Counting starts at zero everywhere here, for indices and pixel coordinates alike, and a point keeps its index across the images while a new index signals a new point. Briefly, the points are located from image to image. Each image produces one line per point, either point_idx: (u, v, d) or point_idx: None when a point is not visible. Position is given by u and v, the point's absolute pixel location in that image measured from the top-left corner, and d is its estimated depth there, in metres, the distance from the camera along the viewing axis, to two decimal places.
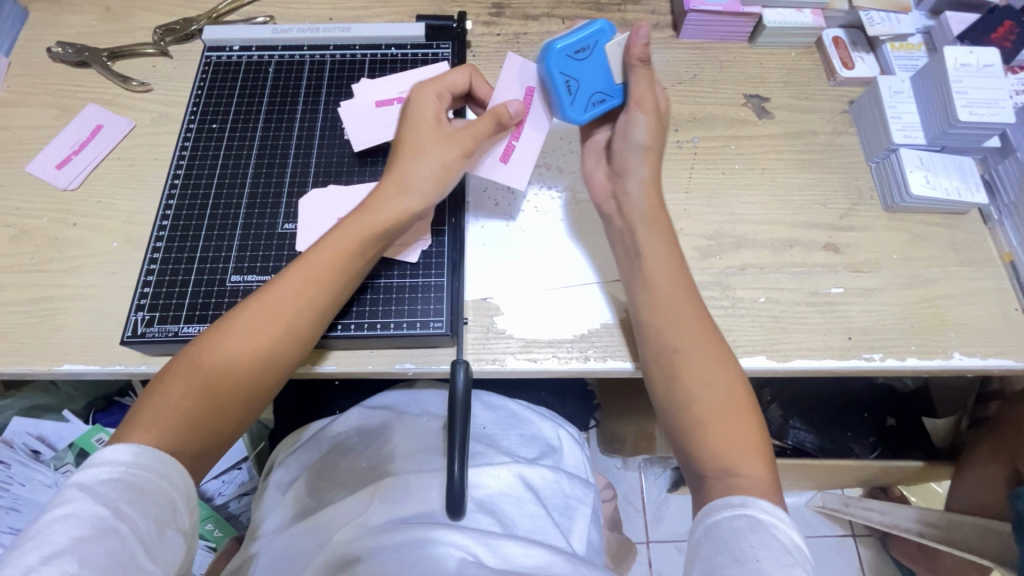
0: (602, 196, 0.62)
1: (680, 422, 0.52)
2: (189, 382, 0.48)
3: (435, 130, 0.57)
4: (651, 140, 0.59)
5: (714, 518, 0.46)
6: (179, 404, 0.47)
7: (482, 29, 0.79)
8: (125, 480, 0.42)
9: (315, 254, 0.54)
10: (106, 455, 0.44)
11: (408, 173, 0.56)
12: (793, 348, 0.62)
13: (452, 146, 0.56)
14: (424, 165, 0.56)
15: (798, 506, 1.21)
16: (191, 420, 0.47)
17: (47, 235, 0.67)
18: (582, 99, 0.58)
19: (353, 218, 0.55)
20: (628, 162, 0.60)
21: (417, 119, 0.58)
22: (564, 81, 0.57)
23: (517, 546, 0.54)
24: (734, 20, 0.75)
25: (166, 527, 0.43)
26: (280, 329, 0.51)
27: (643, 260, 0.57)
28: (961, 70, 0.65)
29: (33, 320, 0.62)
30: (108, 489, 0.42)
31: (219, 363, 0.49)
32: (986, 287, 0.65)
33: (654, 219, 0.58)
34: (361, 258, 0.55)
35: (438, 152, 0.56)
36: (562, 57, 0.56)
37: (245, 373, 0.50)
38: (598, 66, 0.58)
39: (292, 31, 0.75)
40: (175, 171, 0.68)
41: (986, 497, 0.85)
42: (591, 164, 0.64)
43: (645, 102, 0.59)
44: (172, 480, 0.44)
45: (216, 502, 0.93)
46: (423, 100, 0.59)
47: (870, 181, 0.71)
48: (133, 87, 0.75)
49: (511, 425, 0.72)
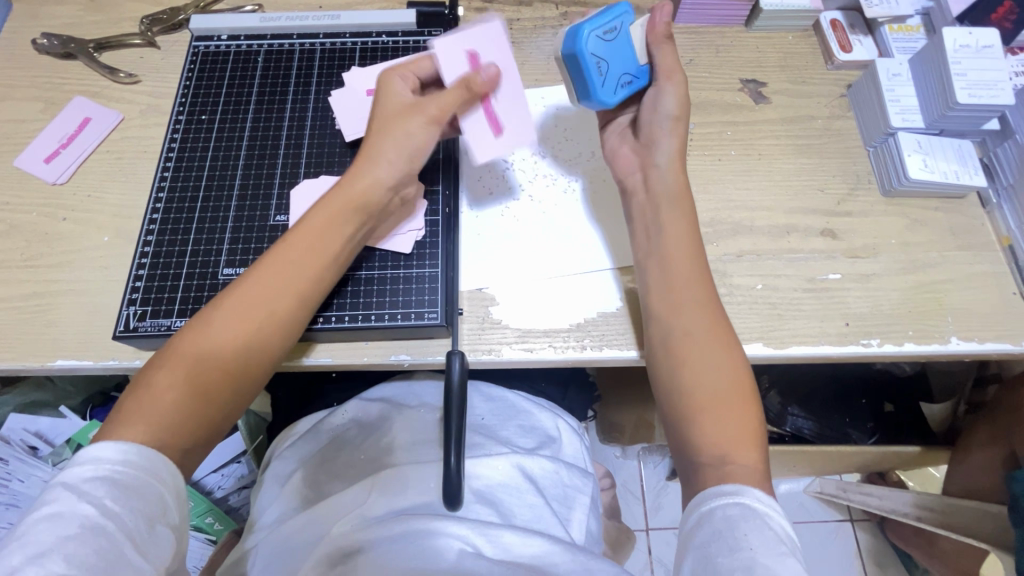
0: (625, 171, 0.62)
1: (676, 410, 0.51)
2: (174, 373, 0.48)
3: (404, 103, 0.58)
4: (680, 110, 0.59)
5: (708, 506, 0.46)
6: (166, 397, 0.47)
7: (475, 16, 0.77)
8: (113, 479, 0.42)
9: (296, 239, 0.54)
10: (93, 453, 0.43)
11: (378, 148, 0.56)
12: (790, 335, 0.61)
13: (420, 114, 0.57)
14: (393, 137, 0.56)
15: (796, 492, 1.22)
16: (178, 412, 0.47)
17: (38, 230, 0.66)
18: (611, 81, 0.58)
19: (331, 199, 0.55)
20: (657, 132, 0.59)
21: (384, 99, 0.59)
22: (595, 63, 0.57)
23: (516, 536, 0.54)
24: (730, 3, 0.74)
25: (156, 524, 0.43)
26: (265, 316, 0.51)
27: (662, 238, 0.56)
28: (960, 52, 0.64)
29: (25, 316, 0.62)
30: (95, 488, 0.41)
31: (204, 352, 0.49)
32: (984, 271, 0.65)
33: (678, 196, 0.57)
34: (342, 240, 0.55)
35: (408, 120, 0.57)
36: (594, 38, 0.56)
37: (232, 359, 0.49)
38: (625, 46, 0.58)
39: (281, 19, 0.74)
40: (165, 163, 0.67)
41: (982, 480, 0.85)
42: (615, 142, 0.64)
43: (675, 75, 0.59)
44: (161, 476, 0.44)
45: (216, 496, 0.92)
46: (388, 81, 0.59)
47: (869, 165, 0.70)
48: (120, 79, 0.74)
49: (508, 416, 0.71)
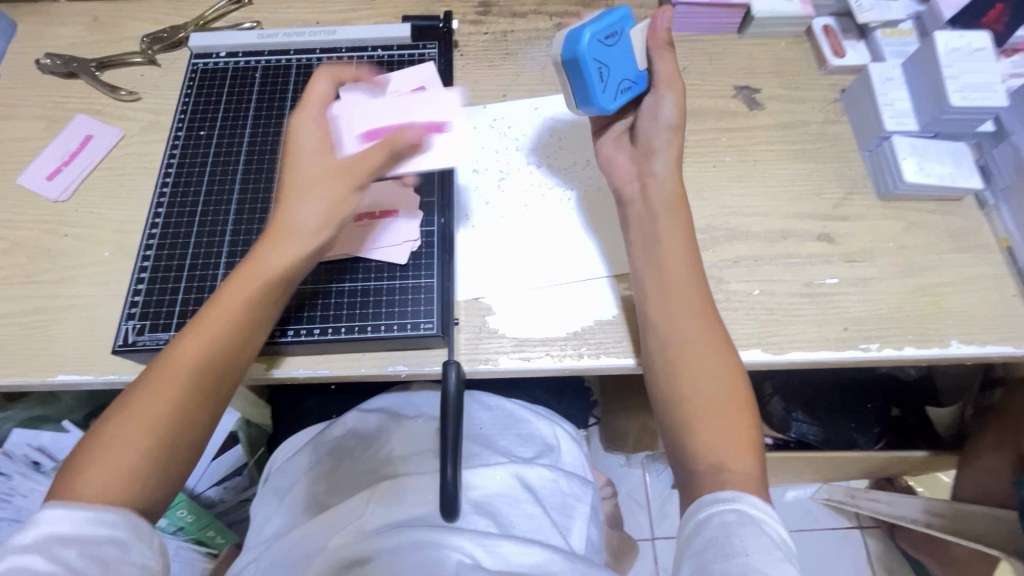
0: (622, 180, 0.61)
1: (674, 417, 0.51)
2: (94, 475, 0.42)
3: (321, 160, 0.53)
4: (678, 119, 0.60)
5: (704, 513, 0.46)
6: (123, 469, 0.43)
7: (470, 29, 0.78)
8: (63, 530, 0.40)
9: (212, 311, 0.49)
10: (37, 515, 0.41)
11: (298, 210, 0.52)
12: (788, 340, 0.61)
13: (343, 175, 0.52)
14: (313, 198, 0.52)
15: (803, 499, 1.20)
16: (139, 480, 0.43)
17: (40, 246, 0.67)
18: (611, 87, 0.58)
19: (247, 268, 0.51)
20: (655, 142, 0.60)
21: (299, 155, 0.54)
22: (597, 68, 0.56)
23: (514, 546, 0.54)
24: (722, 11, 0.74)
25: (113, 566, 0.40)
26: (187, 397, 0.46)
27: (660, 247, 0.56)
28: (952, 55, 0.64)
29: (26, 331, 0.62)
30: (42, 542, 0.39)
31: (122, 446, 0.43)
32: (983, 273, 0.64)
33: (677, 205, 0.58)
34: (265, 308, 0.51)
35: (329, 182, 0.52)
36: (596, 43, 0.55)
37: (157, 447, 0.44)
38: (623, 53, 0.58)
39: (278, 36, 0.75)
40: (164, 179, 0.68)
41: (992, 485, 0.84)
42: (610, 150, 0.63)
43: (674, 84, 0.60)
44: (114, 523, 0.41)
45: (218, 507, 0.91)
46: (297, 131, 0.55)
47: (864, 168, 0.70)
48: (122, 97, 0.75)
49: (507, 425, 0.71)
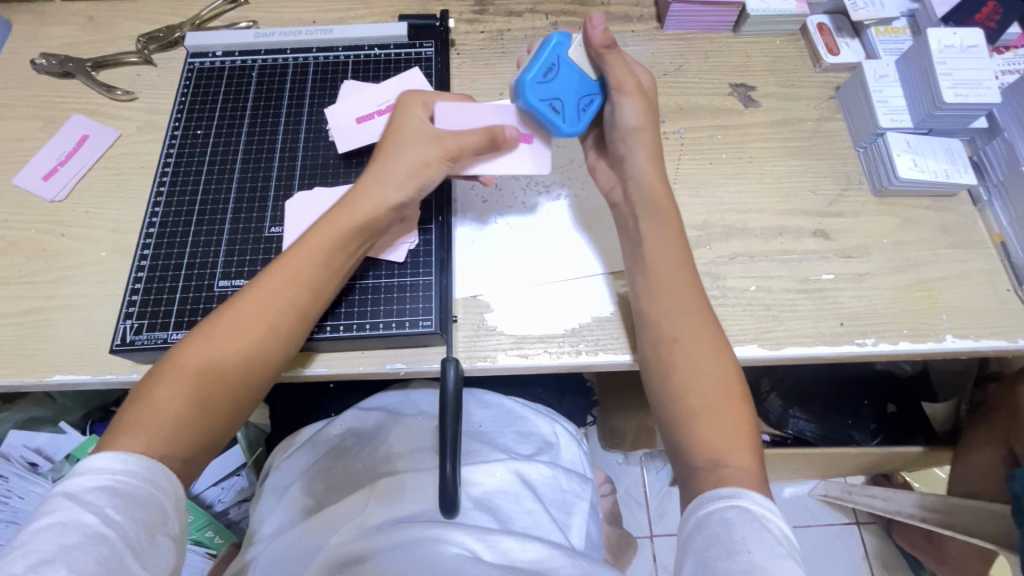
0: (607, 186, 0.63)
1: (672, 414, 0.52)
2: (173, 386, 0.48)
3: (419, 133, 0.58)
4: (642, 121, 0.59)
5: (705, 510, 0.46)
6: (190, 372, 0.48)
7: (466, 27, 0.78)
8: (115, 488, 0.42)
9: (297, 252, 0.54)
10: (95, 462, 0.43)
11: (386, 171, 0.57)
12: (785, 336, 0.61)
13: (435, 147, 0.57)
14: (403, 163, 0.56)
15: (801, 496, 1.21)
16: (196, 398, 0.48)
17: (36, 246, 0.66)
18: (571, 112, 0.58)
19: (333, 215, 0.55)
20: (624, 146, 0.59)
21: (399, 124, 0.59)
22: (548, 105, 0.57)
23: (516, 542, 0.54)
24: (717, 10, 0.75)
25: (157, 533, 0.43)
26: (261, 330, 0.51)
27: (646, 249, 0.57)
28: (945, 52, 0.65)
29: (23, 331, 0.62)
30: (95, 496, 0.42)
31: (203, 366, 0.49)
32: (977, 268, 0.65)
33: (657, 206, 0.58)
34: (343, 254, 0.55)
35: (421, 150, 0.57)
36: (535, 86, 0.57)
37: (231, 371, 0.49)
38: (570, 76, 0.59)
39: (274, 35, 0.75)
40: (160, 179, 0.68)
41: (983, 480, 0.85)
42: (594, 159, 0.65)
43: (627, 86, 0.58)
44: (162, 486, 0.45)
45: (216, 509, 0.92)
46: (408, 104, 0.60)
47: (859, 165, 0.70)
48: (118, 97, 0.75)
49: (507, 423, 0.71)
